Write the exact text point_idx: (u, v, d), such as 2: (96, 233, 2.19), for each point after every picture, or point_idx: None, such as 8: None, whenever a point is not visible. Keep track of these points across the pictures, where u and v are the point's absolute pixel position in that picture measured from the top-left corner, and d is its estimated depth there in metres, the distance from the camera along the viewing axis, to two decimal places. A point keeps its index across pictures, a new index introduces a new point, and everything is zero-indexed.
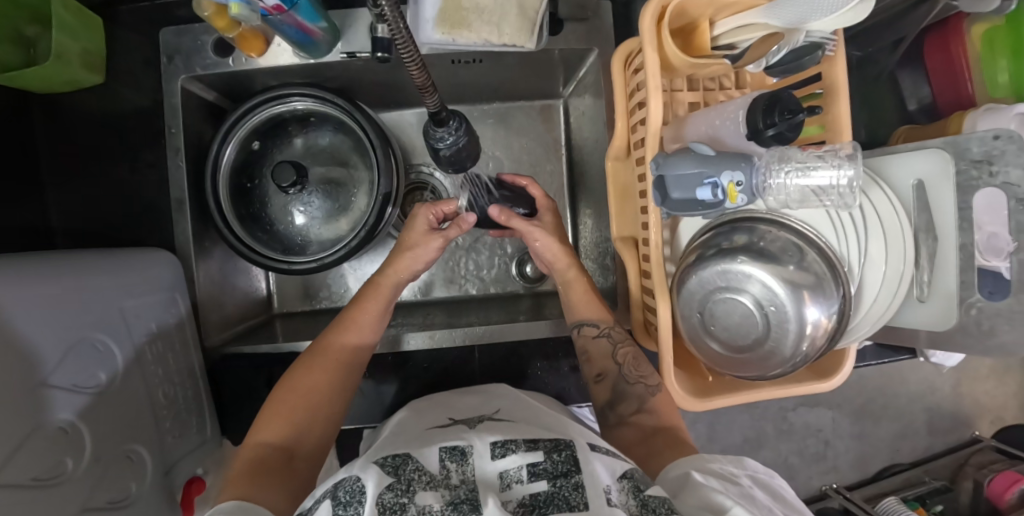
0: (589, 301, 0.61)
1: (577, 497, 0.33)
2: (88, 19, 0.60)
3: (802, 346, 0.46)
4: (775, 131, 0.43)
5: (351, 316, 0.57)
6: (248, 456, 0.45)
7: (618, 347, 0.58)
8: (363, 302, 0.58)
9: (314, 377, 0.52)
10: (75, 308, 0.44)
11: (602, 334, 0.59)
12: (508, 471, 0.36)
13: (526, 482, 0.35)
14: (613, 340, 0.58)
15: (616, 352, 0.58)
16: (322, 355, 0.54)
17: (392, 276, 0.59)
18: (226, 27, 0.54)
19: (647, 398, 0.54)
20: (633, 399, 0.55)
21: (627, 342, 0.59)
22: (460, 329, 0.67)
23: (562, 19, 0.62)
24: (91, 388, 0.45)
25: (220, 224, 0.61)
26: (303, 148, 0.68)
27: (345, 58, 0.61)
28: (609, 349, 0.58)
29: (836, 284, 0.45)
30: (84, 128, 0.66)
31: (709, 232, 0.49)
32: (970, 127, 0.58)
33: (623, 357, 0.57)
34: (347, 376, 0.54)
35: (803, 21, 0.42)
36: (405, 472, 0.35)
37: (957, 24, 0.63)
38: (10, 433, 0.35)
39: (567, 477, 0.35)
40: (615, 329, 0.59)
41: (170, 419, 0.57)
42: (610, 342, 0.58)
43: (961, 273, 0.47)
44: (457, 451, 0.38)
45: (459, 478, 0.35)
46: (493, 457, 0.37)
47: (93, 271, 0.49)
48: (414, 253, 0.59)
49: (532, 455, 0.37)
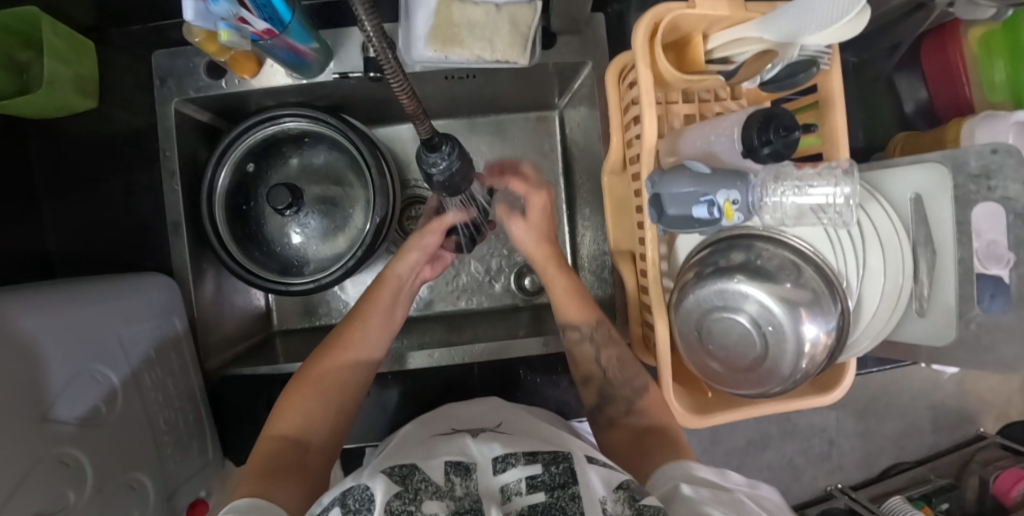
0: (575, 301, 0.59)
1: (573, 506, 0.33)
2: (81, 44, 0.61)
3: (801, 364, 0.46)
4: (770, 150, 0.42)
5: (360, 314, 0.57)
6: (262, 454, 0.45)
7: (601, 352, 0.57)
8: (372, 294, 0.58)
9: (324, 371, 0.52)
10: (72, 337, 0.44)
11: (585, 337, 0.58)
12: (508, 486, 0.36)
13: (525, 494, 0.35)
14: (596, 343, 0.58)
15: (596, 356, 0.57)
16: (335, 349, 0.54)
17: (400, 269, 0.59)
18: (217, 52, 0.54)
19: (636, 400, 0.53)
20: (622, 400, 0.54)
21: (611, 344, 0.58)
22: (460, 347, 0.65)
23: (555, 33, 0.61)
24: (91, 420, 0.45)
25: (217, 247, 0.60)
26: (299, 167, 0.68)
27: (338, 77, 0.61)
28: (592, 353, 0.57)
29: (834, 300, 0.44)
30: (79, 152, 0.66)
31: (707, 249, 0.49)
32: (968, 136, 0.57)
33: (607, 362, 0.57)
34: (363, 369, 0.54)
35: (795, 37, 0.43)
36: (412, 481, 0.35)
37: (954, 29, 0.61)
38: (12, 469, 0.35)
39: (563, 488, 0.35)
40: (597, 333, 0.58)
41: (172, 444, 0.57)
42: (593, 347, 0.57)
43: (961, 287, 0.46)
44: (461, 466, 0.38)
45: (464, 490, 0.35)
46: (495, 471, 0.38)
47: (89, 299, 0.49)
48: (418, 245, 0.59)
49: (531, 468, 0.37)
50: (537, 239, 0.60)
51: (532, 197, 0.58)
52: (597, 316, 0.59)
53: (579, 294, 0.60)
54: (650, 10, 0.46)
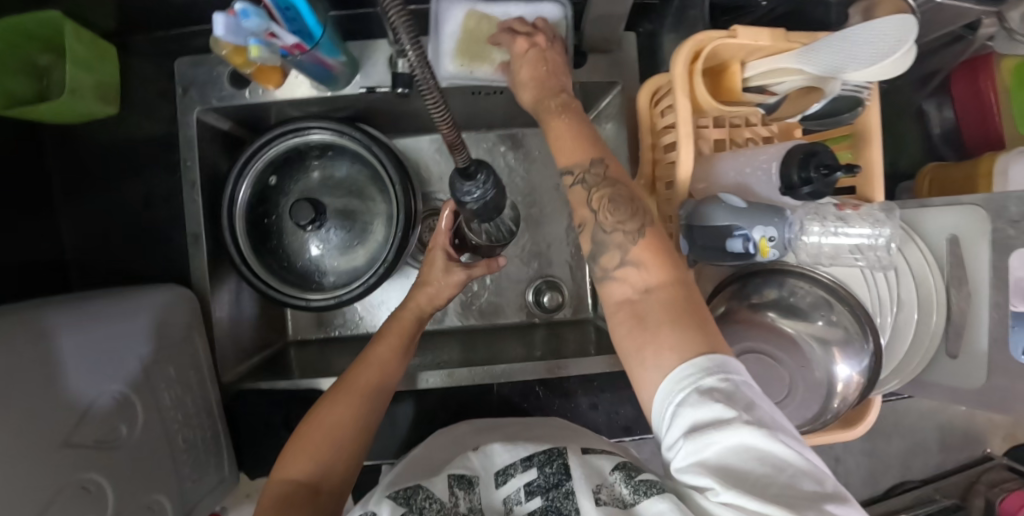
0: (567, 136, 0.44)
1: (567, 504, 0.33)
2: (103, 50, 0.60)
3: (834, 403, 0.45)
4: (810, 189, 0.41)
5: (374, 349, 0.56)
6: (271, 499, 0.43)
7: (595, 194, 0.42)
8: (389, 330, 0.58)
9: (336, 411, 0.50)
10: (80, 364, 0.44)
11: (577, 182, 0.43)
12: (509, 496, 0.38)
13: (524, 502, 0.36)
14: (589, 184, 0.42)
15: (589, 198, 0.42)
16: (346, 388, 0.52)
17: (414, 309, 0.60)
18: (244, 63, 0.52)
19: (628, 248, 0.39)
20: (613, 250, 0.40)
21: (611, 185, 0.42)
22: (479, 368, 0.63)
23: (585, 52, 0.60)
24: (111, 443, 0.44)
25: (236, 259, 0.60)
26: (320, 180, 0.66)
27: (364, 91, 0.60)
28: (585, 196, 0.42)
29: (865, 339, 0.43)
30: (98, 159, 0.65)
31: (739, 282, 0.47)
32: (1001, 170, 0.54)
33: (599, 202, 0.41)
34: (377, 402, 0.52)
35: (838, 72, 0.43)
36: (416, 501, 0.36)
37: (987, 61, 0.59)
38: (30, 504, 0.34)
39: (557, 488, 0.35)
40: (593, 172, 0.42)
41: (190, 463, 0.56)
42: (586, 188, 0.42)
43: (992, 330, 0.43)
44: (464, 479, 0.39)
45: (467, 506, 0.37)
46: (497, 485, 0.39)
47: (98, 320, 0.49)
48: (434, 289, 0.60)
49: (528, 474, 0.38)
50: (526, 65, 0.48)
51: (515, 48, 0.50)
52: (598, 153, 0.43)
53: (580, 131, 0.44)
54: (690, 39, 0.45)
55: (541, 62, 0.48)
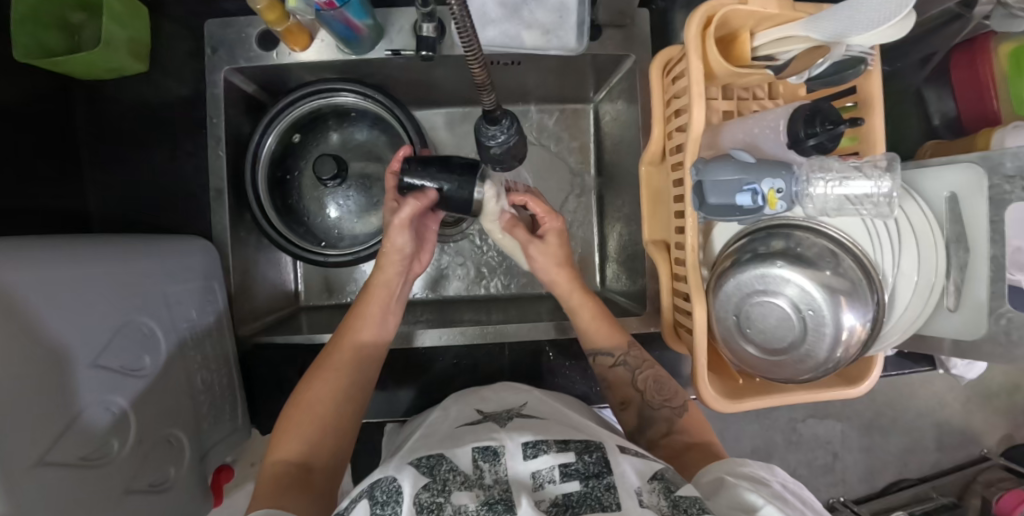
0: (600, 325, 0.59)
1: (609, 497, 0.33)
2: (137, 8, 0.62)
3: (836, 352, 0.47)
4: (815, 142, 0.44)
5: (352, 321, 0.55)
6: (267, 478, 0.43)
7: (637, 374, 0.57)
8: (363, 302, 0.56)
9: (321, 389, 0.50)
10: None
11: (619, 362, 0.58)
12: (539, 472, 0.35)
13: (558, 483, 0.34)
14: (630, 367, 0.58)
15: (633, 380, 0.57)
16: (331, 362, 0.52)
17: (385, 276, 0.56)
18: (276, 20, 0.55)
19: (676, 419, 0.54)
20: (661, 421, 0.54)
21: (646, 365, 0.58)
22: (492, 326, 0.68)
23: (600, 25, 0.63)
24: (137, 371, 0.45)
25: (258, 214, 0.62)
26: (340, 142, 0.69)
27: (388, 55, 0.62)
28: (628, 376, 0.57)
29: (870, 292, 0.46)
30: (125, 115, 0.67)
31: (745, 238, 0.51)
32: (998, 144, 0.57)
33: (643, 383, 0.57)
34: (362, 375, 0.52)
35: (840, 36, 0.45)
36: (439, 472, 0.34)
37: (984, 43, 0.64)
38: (60, 414, 0.35)
39: (598, 478, 0.34)
40: (631, 355, 0.58)
41: (208, 406, 0.57)
42: (629, 370, 0.57)
43: (992, 284, 0.46)
44: (490, 451, 0.37)
45: (493, 478, 0.34)
46: (525, 457, 0.36)
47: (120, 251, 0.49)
48: (393, 247, 0.55)
49: (564, 456, 0.36)
50: (554, 264, 0.60)
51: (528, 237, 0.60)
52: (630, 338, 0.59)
53: (608, 319, 0.60)
54: (703, 5, 0.47)
55: (564, 260, 0.61)
